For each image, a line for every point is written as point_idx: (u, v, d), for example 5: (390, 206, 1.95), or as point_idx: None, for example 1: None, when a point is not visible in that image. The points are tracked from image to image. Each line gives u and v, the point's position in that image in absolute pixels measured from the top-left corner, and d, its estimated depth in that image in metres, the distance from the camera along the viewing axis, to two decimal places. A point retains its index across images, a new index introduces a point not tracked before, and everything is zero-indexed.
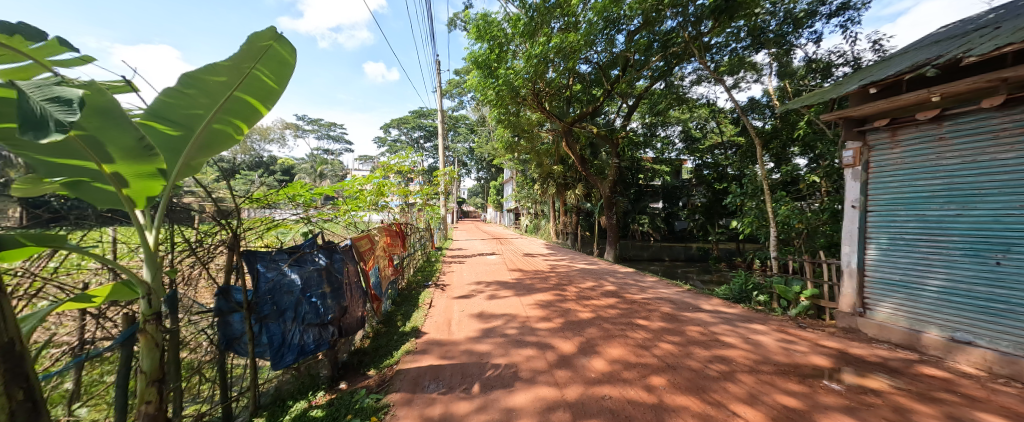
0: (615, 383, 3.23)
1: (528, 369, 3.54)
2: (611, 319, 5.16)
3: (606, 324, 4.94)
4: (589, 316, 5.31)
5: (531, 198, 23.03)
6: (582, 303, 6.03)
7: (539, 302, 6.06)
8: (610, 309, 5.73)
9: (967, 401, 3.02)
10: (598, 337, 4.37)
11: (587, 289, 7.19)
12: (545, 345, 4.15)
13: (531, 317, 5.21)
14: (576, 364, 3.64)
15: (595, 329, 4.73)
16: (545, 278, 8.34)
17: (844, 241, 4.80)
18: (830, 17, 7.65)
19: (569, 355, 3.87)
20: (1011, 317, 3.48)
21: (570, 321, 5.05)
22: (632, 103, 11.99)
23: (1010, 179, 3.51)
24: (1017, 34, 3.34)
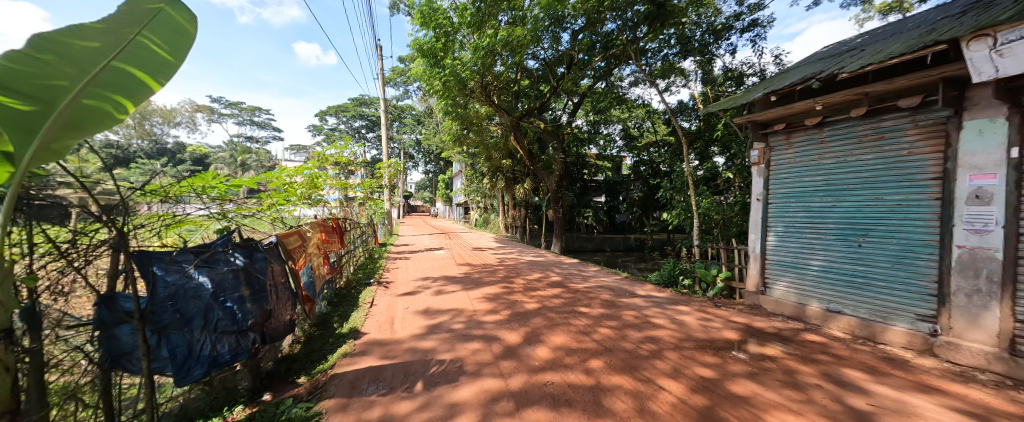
0: (557, 369, 3.35)
1: (473, 362, 3.53)
2: (556, 309, 5.33)
3: (550, 313, 5.10)
4: (535, 306, 5.44)
5: (480, 193, 22.87)
6: (529, 295, 6.15)
7: (486, 296, 6.06)
8: (554, 299, 5.92)
9: (838, 360, 3.63)
10: (543, 327, 4.50)
11: (533, 281, 7.34)
12: (491, 337, 4.16)
13: (478, 311, 5.20)
14: (521, 354, 3.70)
15: (540, 318, 4.86)
16: (493, 271, 8.37)
17: (751, 230, 5.55)
18: (743, 31, 8.58)
19: (514, 346, 3.93)
20: (867, 290, 4.23)
21: (517, 312, 5.14)
22: (577, 100, 12.42)
23: (869, 175, 4.25)
24: (875, 56, 4.03)
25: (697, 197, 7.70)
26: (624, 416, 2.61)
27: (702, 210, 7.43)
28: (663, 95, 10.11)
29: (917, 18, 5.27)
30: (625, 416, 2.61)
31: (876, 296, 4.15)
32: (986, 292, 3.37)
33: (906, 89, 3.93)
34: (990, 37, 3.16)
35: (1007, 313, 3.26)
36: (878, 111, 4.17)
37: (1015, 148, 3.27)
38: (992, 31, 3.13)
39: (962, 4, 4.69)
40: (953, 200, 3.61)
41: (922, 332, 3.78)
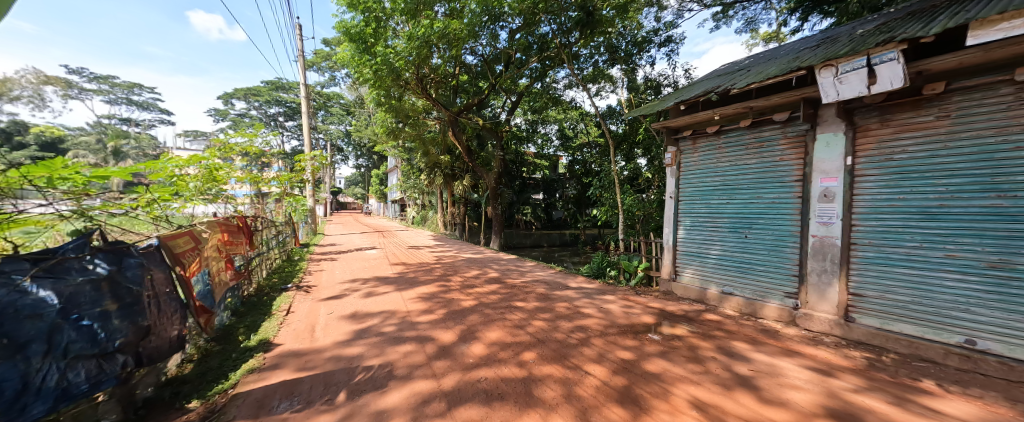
0: (491, 365, 3.37)
1: (405, 366, 3.38)
2: (492, 305, 5.36)
3: (487, 309, 5.12)
4: (471, 304, 5.40)
5: (416, 190, 22.08)
6: (465, 292, 6.09)
7: (421, 295, 5.87)
8: (491, 295, 5.95)
9: (730, 334, 4.23)
10: (478, 323, 4.49)
11: (471, 278, 7.30)
12: (425, 338, 4.03)
13: (412, 311, 5.01)
14: (455, 353, 3.65)
15: (476, 315, 4.85)
16: (429, 270, 8.14)
17: (666, 224, 6.22)
18: (660, 45, 9.46)
19: (448, 345, 3.86)
20: (751, 274, 4.99)
21: (452, 310, 5.05)
22: (515, 99, 12.62)
23: (753, 177, 5.00)
24: (758, 75, 4.74)
25: (622, 194, 8.37)
26: (552, 404, 2.72)
27: (626, 206, 8.08)
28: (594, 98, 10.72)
29: (788, 47, 6.35)
30: (554, 404, 2.72)
31: (757, 278, 4.91)
32: (830, 271, 4.18)
33: (779, 105, 4.68)
34: (834, 67, 3.92)
35: (843, 288, 4.10)
36: (760, 122, 4.92)
37: (850, 157, 4.09)
38: (836, 62, 3.89)
39: (819, 38, 5.74)
40: (810, 198, 4.41)
41: (788, 307, 4.57)
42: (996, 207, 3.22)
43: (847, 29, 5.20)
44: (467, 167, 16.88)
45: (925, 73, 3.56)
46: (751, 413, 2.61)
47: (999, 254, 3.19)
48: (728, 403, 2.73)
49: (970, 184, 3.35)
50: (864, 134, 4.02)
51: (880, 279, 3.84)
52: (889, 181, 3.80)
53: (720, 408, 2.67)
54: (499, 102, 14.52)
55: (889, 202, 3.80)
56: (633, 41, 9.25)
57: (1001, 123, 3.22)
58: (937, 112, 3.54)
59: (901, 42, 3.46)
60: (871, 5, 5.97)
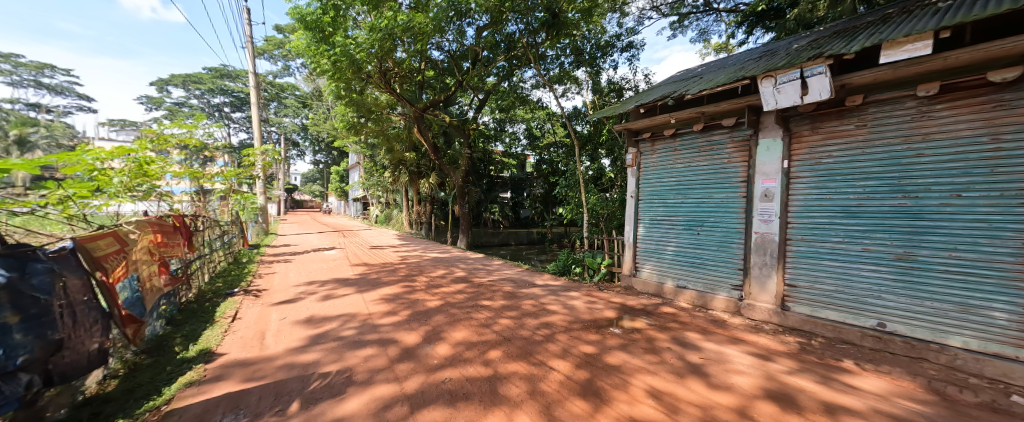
0: (456, 365, 3.36)
1: (365, 370, 3.28)
2: (458, 304, 5.33)
3: (453, 309, 5.08)
4: (437, 304, 5.34)
5: (380, 187, 21.40)
6: (431, 292, 6.01)
7: (384, 297, 5.71)
8: (457, 294, 5.91)
9: (684, 326, 4.50)
10: (444, 324, 4.46)
11: (437, 278, 7.21)
12: (387, 341, 3.93)
13: (374, 313, 4.86)
14: (419, 354, 3.59)
15: (441, 316, 4.80)
16: (394, 270, 7.94)
17: (627, 222, 6.50)
18: (622, 50, 9.80)
19: (412, 346, 3.79)
20: (702, 268, 5.33)
21: (417, 311, 4.97)
22: (483, 97, 12.56)
23: (704, 178, 5.34)
24: (709, 83, 5.06)
25: (587, 194, 8.62)
26: (517, 401, 2.75)
27: (591, 205, 8.34)
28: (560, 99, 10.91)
29: (735, 57, 6.82)
30: (518, 400, 2.76)
31: (708, 272, 5.26)
32: (770, 265, 4.57)
33: (727, 112, 5.03)
34: (773, 78, 4.28)
35: (781, 280, 4.48)
36: (711, 127, 5.26)
37: (786, 160, 4.49)
38: (774, 74, 4.25)
39: (762, 50, 6.22)
40: (753, 197, 4.78)
41: (734, 298, 4.94)
42: (902, 206, 3.64)
43: (785, 43, 5.68)
44: (433, 165, 16.59)
45: (848, 86, 3.96)
46: (702, 399, 2.79)
47: (905, 247, 3.61)
48: (681, 390, 2.91)
49: (882, 186, 3.77)
50: (798, 140, 4.42)
51: (810, 271, 4.25)
52: (819, 182, 4.21)
53: (674, 396, 2.83)
54: (466, 99, 14.39)
55: (818, 201, 4.21)
56: (598, 44, 9.53)
57: (908, 132, 3.64)
58: (856, 122, 3.96)
59: (828, 57, 3.83)
60: (806, 22, 6.57)
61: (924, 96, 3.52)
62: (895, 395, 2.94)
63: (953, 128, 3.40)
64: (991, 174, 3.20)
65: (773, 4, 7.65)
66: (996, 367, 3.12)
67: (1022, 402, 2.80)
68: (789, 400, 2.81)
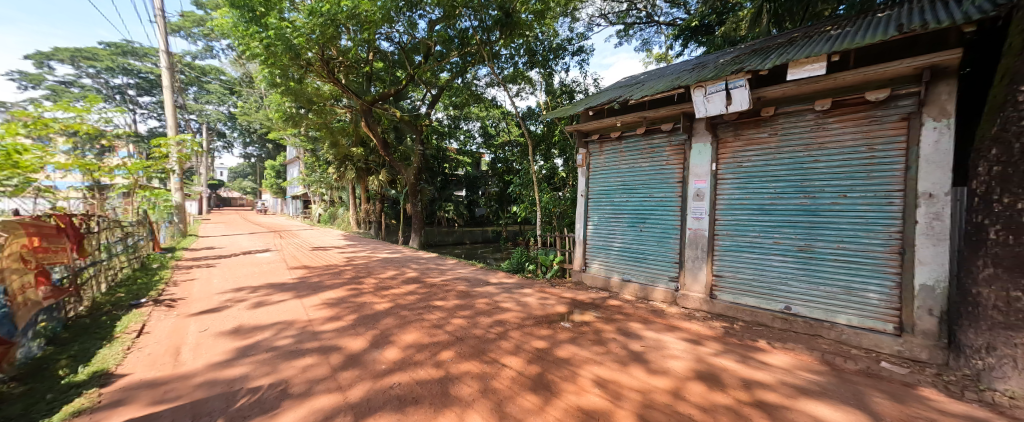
0: (405, 369, 3.29)
1: (304, 381, 3.09)
2: (409, 306, 5.24)
3: (403, 311, 4.98)
4: (386, 306, 5.20)
5: (324, 184, 20.14)
6: (379, 295, 5.84)
7: (328, 301, 5.43)
8: (408, 295, 5.81)
9: (628, 317, 4.84)
10: (393, 327, 4.35)
11: (387, 279, 7.00)
12: (329, 348, 3.74)
13: (314, 320, 4.60)
14: (365, 361, 3.47)
15: (391, 318, 4.69)
16: (339, 272, 7.57)
17: (577, 220, 6.82)
18: (574, 54, 10.17)
19: (357, 353, 3.65)
20: (644, 263, 5.74)
21: (363, 315, 4.80)
22: (436, 93, 12.35)
23: (646, 178, 5.75)
24: (650, 89, 5.45)
25: (540, 193, 8.87)
26: (468, 400, 2.75)
27: (544, 203, 8.59)
28: (514, 99, 11.03)
29: (673, 67, 7.42)
30: (470, 399, 2.76)
31: (648, 266, 5.68)
32: (700, 258, 5.05)
33: (665, 117, 5.46)
34: (703, 88, 4.73)
35: (709, 271, 4.98)
36: (652, 131, 5.67)
37: (714, 163, 4.98)
38: (704, 84, 4.69)
39: (695, 62, 6.83)
40: (687, 197, 5.25)
41: (671, 289, 5.39)
42: (803, 205, 4.22)
43: (714, 58, 6.30)
44: (383, 161, 15.97)
45: (763, 99, 4.50)
46: (642, 384, 3.02)
47: (805, 240, 4.19)
48: (624, 378, 3.12)
49: (789, 187, 4.34)
50: (723, 145, 4.93)
51: (733, 262, 4.77)
52: (740, 184, 4.74)
53: (618, 383, 3.02)
54: (418, 94, 14.06)
55: (740, 200, 4.73)
56: (551, 47, 9.83)
57: (809, 141, 4.22)
58: (769, 131, 4.51)
59: (747, 72, 4.33)
60: (731, 39, 7.38)
61: (820, 110, 4.10)
62: (799, 369, 3.40)
63: (841, 139, 4.00)
64: (868, 178, 3.81)
65: (705, 20, 8.45)
66: (870, 340, 3.73)
67: (888, 367, 3.39)
68: (715, 379, 3.15)
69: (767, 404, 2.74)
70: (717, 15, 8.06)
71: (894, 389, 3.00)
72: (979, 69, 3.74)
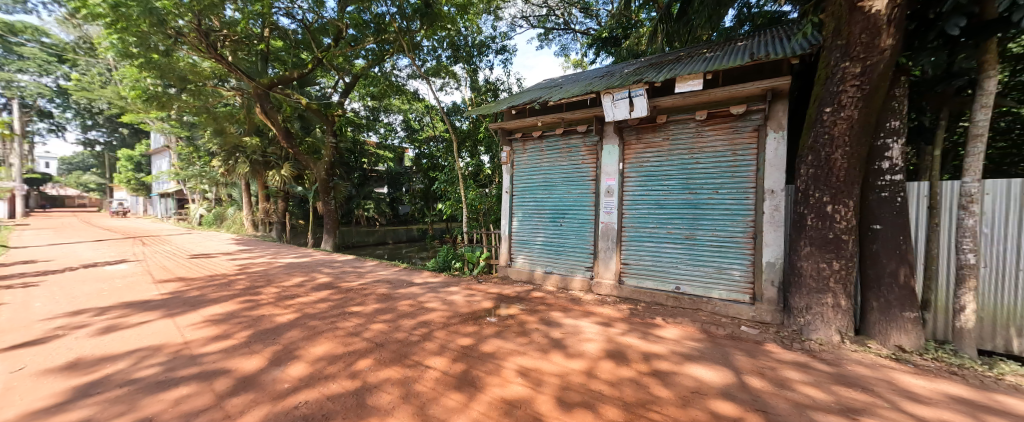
0: (313, 384, 2.94)
1: (179, 414, 2.52)
2: (320, 315, 4.84)
3: (313, 321, 4.57)
4: (291, 317, 4.70)
5: (205, 179, 17.23)
6: (283, 305, 5.25)
7: (213, 317, 4.67)
8: (319, 303, 5.37)
9: (549, 307, 5.19)
10: (299, 340, 3.92)
11: (293, 288, 6.35)
12: (213, 373, 3.14)
13: (193, 341, 3.85)
14: (263, 382, 2.99)
15: (297, 330, 4.26)
16: (229, 284, 6.58)
17: (502, 217, 7.04)
18: (497, 52, 10.39)
19: (253, 374, 3.14)
20: (563, 255, 6.18)
21: (262, 330, 4.24)
22: (350, 81, 11.62)
23: (564, 176, 6.18)
24: (566, 92, 5.85)
25: (466, 189, 8.90)
26: (389, 408, 2.60)
27: (470, 201, 8.65)
28: (439, 93, 10.85)
29: (587, 73, 8.06)
30: (390, 408, 2.61)
31: (567, 258, 6.13)
32: (611, 248, 5.61)
33: (580, 120, 5.91)
34: (611, 94, 5.24)
35: (618, 260, 5.57)
36: (569, 131, 6.09)
37: (621, 163, 5.57)
38: (612, 92, 5.20)
39: (605, 70, 7.53)
40: (599, 193, 5.78)
41: (586, 278, 5.90)
42: (688, 199, 4.95)
43: (621, 68, 7.01)
44: (287, 154, 14.39)
45: (658, 108, 5.17)
46: (561, 369, 3.27)
47: (689, 230, 4.94)
48: (545, 365, 3.34)
49: (677, 185, 5.06)
50: (627, 147, 5.55)
51: (636, 251, 5.40)
52: (642, 182, 5.38)
53: (540, 370, 3.22)
54: (329, 82, 13.32)
55: (641, 196, 5.37)
56: (473, 43, 9.92)
57: (691, 146, 4.97)
58: (663, 136, 5.20)
59: (645, 83, 4.90)
60: (634, 53, 8.30)
61: (699, 120, 4.86)
62: (686, 339, 4.02)
63: (716, 145, 4.79)
64: (733, 177, 4.64)
65: (613, 33, 9.36)
66: (735, 309, 4.59)
67: (747, 330, 4.19)
68: (622, 356, 3.57)
69: (661, 372, 3.21)
70: (623, 29, 9.01)
71: (750, 347, 3.73)
72: (800, 94, 4.85)
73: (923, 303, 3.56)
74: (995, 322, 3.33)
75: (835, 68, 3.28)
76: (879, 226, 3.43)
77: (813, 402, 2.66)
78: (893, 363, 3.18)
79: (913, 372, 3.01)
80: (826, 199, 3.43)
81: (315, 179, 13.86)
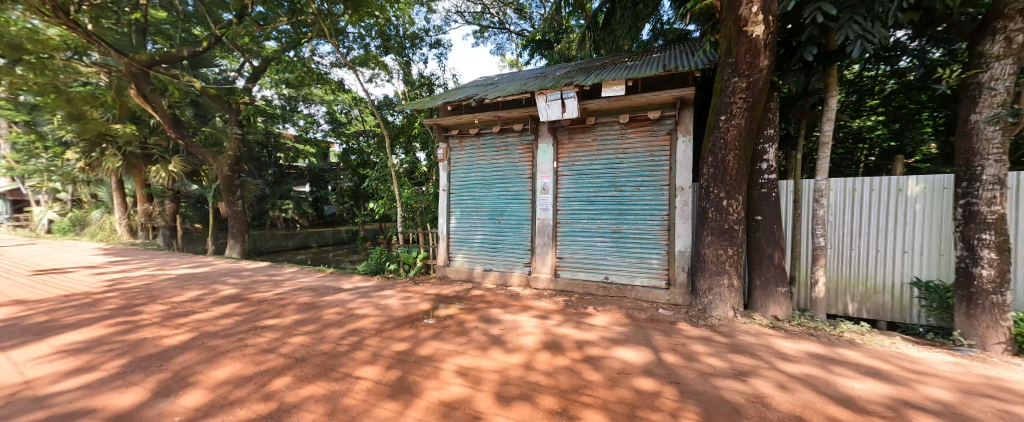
0: (215, 413, 2.57)
1: None
2: (223, 332, 4.22)
3: (217, 339, 3.99)
4: (183, 338, 4.02)
5: (57, 175, 14.01)
6: (173, 324, 4.48)
7: (70, 346, 3.79)
8: (223, 319, 4.69)
9: (488, 304, 5.27)
10: (195, 363, 3.38)
11: (186, 303, 5.44)
12: (71, 416, 2.55)
13: (39, 379, 3.08)
14: (145, 418, 2.53)
15: (196, 350, 3.68)
16: (94, 305, 5.41)
17: (440, 215, 6.94)
18: (431, 46, 10.17)
19: (130, 410, 2.63)
20: (501, 252, 6.30)
21: (142, 356, 3.54)
22: (259, 65, 10.67)
23: (502, 174, 6.29)
24: (502, 91, 5.95)
25: (400, 188, 8.55)
26: None
27: (405, 199, 8.34)
28: (368, 84, 10.30)
29: (522, 73, 8.27)
30: None
31: (505, 255, 6.27)
32: (547, 244, 5.87)
33: (516, 119, 6.06)
34: (544, 95, 5.45)
35: (554, 255, 5.85)
36: (505, 129, 6.21)
37: (555, 162, 5.84)
38: (545, 92, 5.41)
39: (538, 72, 7.80)
40: (535, 190, 6.00)
41: (524, 274, 6.10)
42: (614, 196, 5.38)
43: (554, 70, 7.33)
44: (176, 146, 12.45)
45: (587, 110, 5.52)
46: (500, 364, 3.37)
47: (615, 224, 5.37)
48: (484, 363, 3.40)
49: (605, 183, 5.46)
50: (560, 147, 5.83)
51: (570, 245, 5.73)
52: (574, 180, 5.70)
53: (479, 369, 3.27)
54: (230, 64, 12.03)
55: (574, 193, 5.70)
56: (405, 35, 9.61)
57: (616, 147, 5.40)
58: (592, 137, 5.56)
59: (575, 85, 5.20)
60: (565, 57, 8.70)
61: (623, 123, 5.29)
62: (614, 325, 4.38)
63: (637, 146, 5.26)
64: (651, 175, 5.15)
65: (545, 36, 9.74)
66: (654, 294, 5.11)
67: (663, 313, 4.70)
68: (558, 346, 3.78)
69: (592, 358, 3.47)
70: (555, 33, 9.43)
71: (666, 327, 4.19)
72: (702, 104, 5.54)
73: (790, 279, 4.33)
74: (837, 291, 4.19)
75: (727, 82, 3.81)
76: (760, 217, 4.09)
77: (714, 370, 3.08)
78: (771, 330, 3.82)
79: (784, 336, 3.66)
80: (722, 194, 3.98)
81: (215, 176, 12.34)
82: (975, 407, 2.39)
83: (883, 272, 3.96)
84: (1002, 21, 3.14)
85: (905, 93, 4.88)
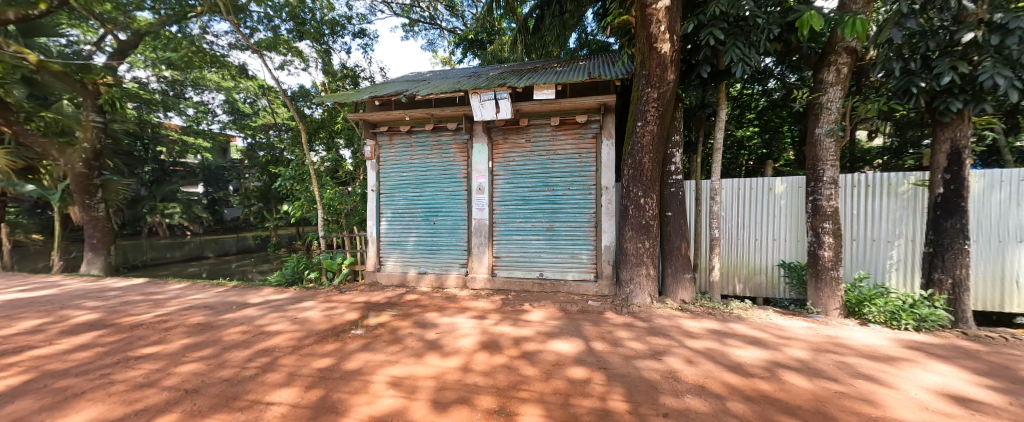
0: None
1: None
2: (76, 370, 3.49)
3: (70, 378, 3.30)
4: (12, 382, 3.22)
5: None
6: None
7: None
8: (77, 353, 3.88)
9: (422, 309, 5.16)
10: (31, 412, 2.74)
11: (19, 337, 4.38)
12: None
13: None
14: None
15: (34, 396, 3.00)
16: None
17: (369, 217, 6.59)
18: (354, 35, 9.60)
19: None
20: (437, 253, 6.21)
21: None
22: (128, 37, 9.21)
23: (437, 173, 6.19)
24: (434, 88, 5.85)
25: (320, 189, 7.88)
26: None
27: (327, 200, 7.75)
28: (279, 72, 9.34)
29: (453, 72, 8.22)
30: None
31: (441, 256, 6.19)
32: (483, 243, 5.94)
33: (450, 117, 6.02)
34: (478, 95, 5.47)
35: (490, 254, 5.93)
36: (439, 128, 6.12)
37: (490, 162, 5.92)
38: (479, 92, 5.44)
39: (470, 71, 7.82)
40: (471, 190, 6.03)
41: (460, 275, 6.09)
42: (547, 196, 5.64)
43: (486, 70, 7.42)
44: None
45: (521, 111, 5.68)
46: (436, 369, 3.34)
47: (549, 222, 5.63)
48: (419, 370, 3.34)
49: (538, 182, 5.69)
50: (495, 147, 5.93)
51: (505, 244, 5.86)
52: (508, 180, 5.84)
53: (413, 377, 3.21)
54: (84, 34, 10.04)
55: (508, 193, 5.84)
56: (323, 21, 8.93)
57: (548, 148, 5.66)
58: (525, 138, 5.75)
59: (508, 87, 5.33)
60: (498, 58, 8.88)
61: (554, 125, 5.55)
62: (549, 319, 4.60)
63: (567, 148, 5.57)
64: (580, 176, 5.50)
65: (479, 36, 9.82)
66: (584, 287, 5.46)
67: (592, 304, 5.05)
68: (495, 345, 3.86)
69: (528, 353, 3.61)
70: (487, 33, 9.57)
71: (594, 317, 4.51)
72: (622, 111, 6.06)
73: (694, 266, 4.96)
74: (730, 275, 4.90)
75: (642, 92, 4.22)
76: (670, 213, 4.63)
77: (635, 353, 3.42)
78: (680, 312, 4.34)
79: (690, 317, 4.18)
80: (640, 193, 4.41)
81: (62, 175, 10.04)
82: (823, 361, 2.99)
83: (763, 257, 4.72)
84: (835, 55, 3.94)
85: (773, 108, 5.91)
